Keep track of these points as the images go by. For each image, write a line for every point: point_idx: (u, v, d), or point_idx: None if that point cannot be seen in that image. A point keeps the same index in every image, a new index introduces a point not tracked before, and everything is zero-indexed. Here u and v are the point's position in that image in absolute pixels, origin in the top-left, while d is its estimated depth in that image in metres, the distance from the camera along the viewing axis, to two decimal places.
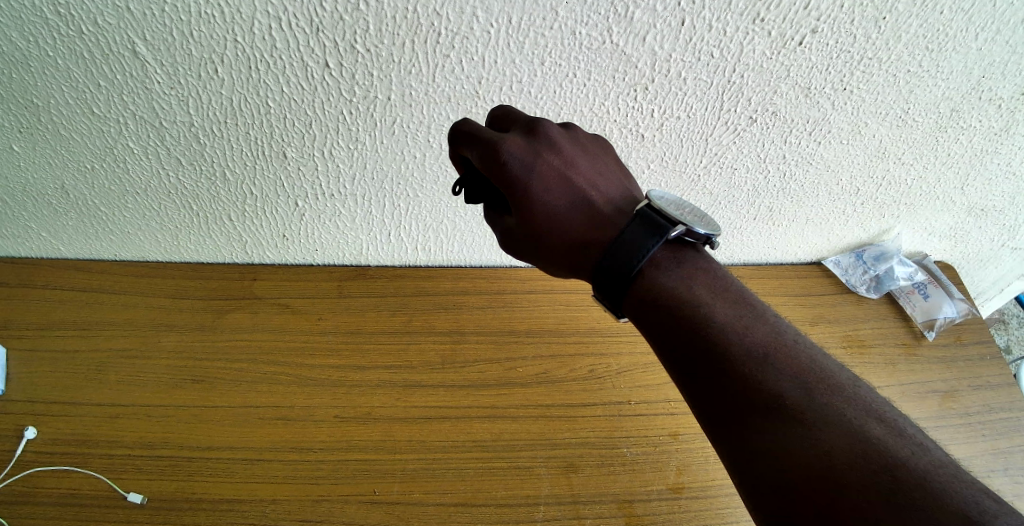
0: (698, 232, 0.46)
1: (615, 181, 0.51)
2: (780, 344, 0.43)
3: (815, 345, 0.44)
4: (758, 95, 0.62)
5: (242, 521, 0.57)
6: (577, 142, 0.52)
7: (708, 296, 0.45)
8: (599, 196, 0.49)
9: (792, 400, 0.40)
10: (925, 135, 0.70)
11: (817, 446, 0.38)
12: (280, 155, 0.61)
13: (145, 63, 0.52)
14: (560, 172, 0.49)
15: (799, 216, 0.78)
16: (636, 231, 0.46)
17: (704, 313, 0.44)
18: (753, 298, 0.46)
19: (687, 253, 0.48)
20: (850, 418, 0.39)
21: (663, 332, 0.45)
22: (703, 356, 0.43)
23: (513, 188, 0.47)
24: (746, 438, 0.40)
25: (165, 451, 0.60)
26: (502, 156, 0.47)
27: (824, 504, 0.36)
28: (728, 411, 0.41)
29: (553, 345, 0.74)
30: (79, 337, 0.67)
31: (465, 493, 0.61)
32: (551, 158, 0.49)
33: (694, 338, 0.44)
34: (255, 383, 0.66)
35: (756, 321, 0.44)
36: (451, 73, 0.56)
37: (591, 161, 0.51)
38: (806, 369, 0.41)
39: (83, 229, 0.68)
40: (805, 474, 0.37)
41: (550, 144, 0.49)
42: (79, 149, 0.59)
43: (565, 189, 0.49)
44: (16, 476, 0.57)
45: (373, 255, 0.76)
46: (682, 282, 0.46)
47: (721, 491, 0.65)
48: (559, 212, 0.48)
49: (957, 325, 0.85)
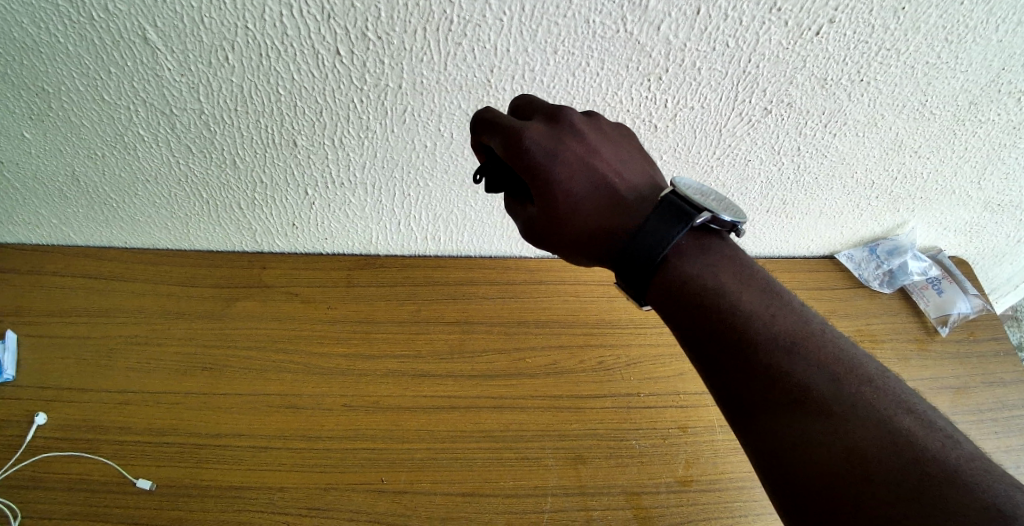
0: (725, 219, 0.45)
1: (639, 168, 0.50)
2: (807, 332, 0.42)
3: (843, 336, 0.43)
4: (774, 86, 0.61)
5: (252, 508, 0.57)
6: (599, 129, 0.51)
7: (734, 285, 0.45)
8: (622, 182, 0.48)
9: (820, 391, 0.39)
10: (943, 127, 0.69)
11: (845, 439, 0.37)
12: (290, 143, 0.60)
13: (156, 50, 0.52)
14: (582, 159, 0.48)
15: (812, 209, 0.77)
16: (661, 219, 0.45)
17: (730, 303, 0.44)
18: (780, 287, 0.46)
19: (711, 240, 0.47)
20: (878, 409, 0.38)
21: (689, 322, 0.45)
22: (729, 346, 0.43)
23: (535, 176, 0.47)
24: (773, 430, 0.40)
25: (175, 437, 0.61)
26: (523, 143, 0.46)
27: (852, 496, 0.36)
28: (755, 403, 0.41)
29: (562, 336, 0.74)
30: (91, 324, 0.68)
31: (474, 483, 0.61)
32: (573, 145, 0.48)
33: (720, 328, 0.43)
34: (265, 371, 0.66)
35: (784, 310, 0.44)
36: (463, 61, 0.55)
37: (614, 148, 0.50)
38: (834, 360, 0.41)
39: (94, 216, 0.68)
40: (832, 467, 0.37)
41: (572, 131, 0.49)
42: (90, 137, 0.59)
43: (588, 176, 0.48)
44: (28, 461, 0.58)
45: (382, 244, 0.76)
46: (706, 270, 0.45)
47: (729, 484, 0.65)
48: (582, 200, 0.47)
49: (971, 320, 0.84)
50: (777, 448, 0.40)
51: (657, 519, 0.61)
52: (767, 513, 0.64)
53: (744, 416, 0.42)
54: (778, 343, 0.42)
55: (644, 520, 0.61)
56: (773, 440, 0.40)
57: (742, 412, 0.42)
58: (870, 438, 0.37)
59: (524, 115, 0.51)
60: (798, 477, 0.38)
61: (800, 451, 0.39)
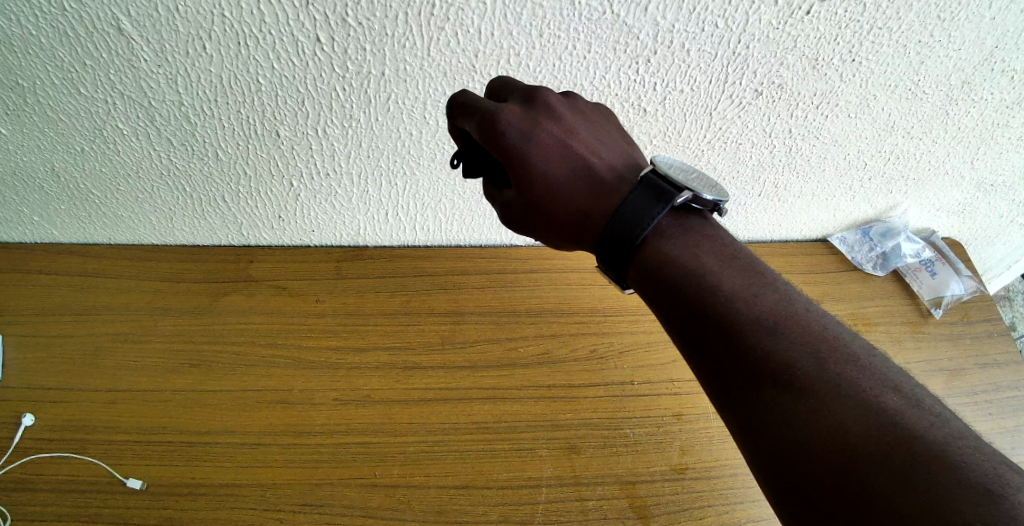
0: (706, 198, 0.44)
1: (617, 147, 0.50)
2: (790, 311, 0.42)
3: (825, 314, 0.43)
4: (764, 68, 0.60)
5: (243, 505, 0.56)
6: (577, 109, 0.50)
7: (714, 264, 0.44)
8: (601, 162, 0.48)
9: (803, 369, 0.39)
10: (936, 108, 0.68)
11: (829, 418, 0.37)
12: (272, 133, 0.59)
13: (131, 40, 0.50)
14: (559, 141, 0.47)
15: (805, 192, 0.76)
16: (642, 199, 0.44)
17: (712, 282, 0.43)
18: (762, 266, 0.45)
19: (693, 220, 0.47)
20: (865, 389, 0.37)
21: (670, 303, 0.44)
22: (711, 326, 0.42)
23: (511, 159, 0.47)
24: (757, 409, 0.39)
25: (164, 436, 0.60)
26: (498, 126, 0.46)
27: (839, 472, 0.35)
28: (739, 382, 0.41)
29: (554, 325, 0.73)
30: (75, 322, 0.66)
31: (467, 476, 0.60)
32: (549, 126, 0.47)
33: (702, 308, 0.43)
34: (253, 366, 0.66)
35: (766, 289, 0.43)
36: (446, 47, 0.54)
37: (592, 128, 0.50)
38: (818, 338, 0.40)
39: (75, 212, 0.67)
40: (817, 445, 0.36)
41: (548, 112, 0.48)
42: (67, 132, 0.57)
43: (566, 158, 0.47)
44: (15, 463, 0.57)
45: (370, 235, 0.75)
46: (687, 250, 0.45)
47: (723, 471, 0.65)
48: (560, 183, 0.47)
49: (964, 302, 0.84)
50: (772, 442, 0.38)
51: (652, 508, 0.61)
52: (762, 499, 0.64)
53: (735, 407, 0.41)
54: (758, 323, 0.41)
55: (639, 508, 0.61)
56: (767, 432, 0.38)
57: (733, 404, 0.41)
58: (859, 420, 0.36)
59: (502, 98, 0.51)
60: (793, 470, 0.37)
61: (796, 444, 0.37)
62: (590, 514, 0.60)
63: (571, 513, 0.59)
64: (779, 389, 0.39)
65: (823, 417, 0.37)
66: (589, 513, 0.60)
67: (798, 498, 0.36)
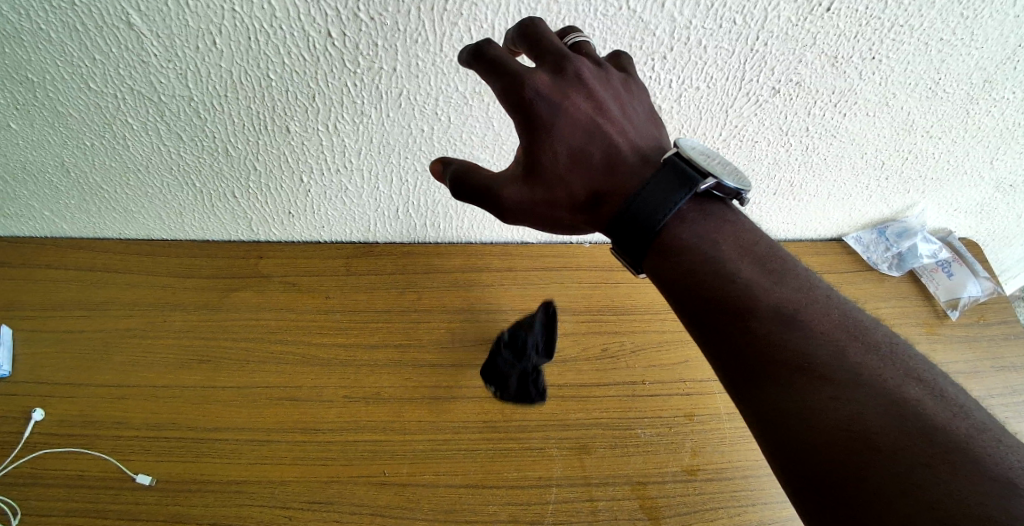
0: (728, 186, 0.43)
1: (644, 128, 0.47)
2: (809, 299, 0.41)
3: (846, 300, 0.42)
4: (783, 65, 0.59)
5: (252, 503, 0.56)
6: (610, 80, 0.47)
7: (733, 251, 0.43)
8: (625, 143, 0.46)
9: (819, 360, 0.38)
10: (956, 106, 0.67)
11: (845, 409, 0.36)
12: (283, 129, 0.59)
13: (141, 35, 0.50)
14: (585, 116, 0.45)
15: (820, 191, 0.75)
16: (663, 183, 0.43)
17: (729, 270, 0.42)
18: (782, 253, 0.44)
19: (714, 206, 0.45)
20: (886, 379, 0.37)
21: (686, 291, 0.43)
22: (726, 315, 0.42)
23: (534, 131, 0.44)
24: (770, 400, 0.39)
25: (173, 432, 0.60)
26: (524, 95, 0.43)
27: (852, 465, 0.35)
28: (751, 373, 0.40)
29: (565, 324, 0.73)
30: (85, 318, 0.66)
31: (476, 475, 0.60)
32: (578, 99, 0.45)
33: (718, 296, 0.42)
34: (263, 363, 0.65)
35: (786, 276, 0.42)
36: (459, 42, 0.53)
37: (622, 104, 0.47)
38: (836, 327, 0.40)
39: (85, 207, 0.66)
40: (830, 438, 0.36)
41: (579, 82, 0.45)
42: (76, 126, 0.57)
43: (588, 136, 0.45)
44: (25, 458, 0.57)
45: (380, 231, 0.74)
46: (707, 238, 0.43)
47: (735, 472, 0.65)
48: (577, 162, 0.45)
49: (980, 303, 0.83)
50: (789, 436, 0.38)
51: (663, 509, 0.61)
52: (774, 502, 0.64)
53: (751, 398, 0.40)
54: (777, 312, 0.40)
55: (650, 510, 0.60)
56: (780, 426, 0.38)
57: (750, 396, 0.40)
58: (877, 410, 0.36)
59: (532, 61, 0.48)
60: (806, 461, 0.37)
61: (812, 437, 0.37)
62: (600, 515, 0.59)
63: (581, 514, 0.59)
64: (797, 380, 0.38)
65: (839, 412, 0.36)
66: (599, 514, 0.59)
67: (813, 493, 0.36)
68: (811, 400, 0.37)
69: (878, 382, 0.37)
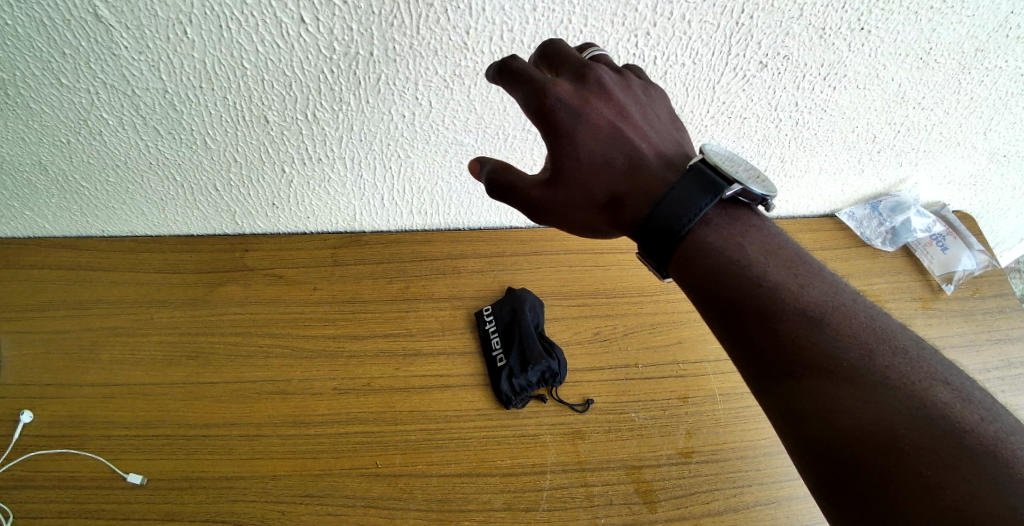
0: (754, 192, 0.42)
1: (667, 133, 0.47)
2: (837, 303, 0.40)
3: (873, 306, 0.41)
4: (769, 38, 0.58)
5: (243, 499, 0.56)
6: (631, 88, 0.47)
7: (760, 255, 0.42)
8: (648, 147, 0.45)
9: (849, 363, 0.38)
10: (948, 77, 0.65)
11: (876, 414, 0.37)
12: (261, 119, 0.57)
13: (110, 27, 0.48)
14: (608, 121, 0.45)
15: (812, 167, 0.74)
16: (689, 188, 0.42)
17: (758, 274, 0.41)
18: (807, 256, 0.44)
19: (740, 212, 0.44)
20: (915, 382, 0.37)
21: (711, 294, 0.42)
22: (754, 317, 0.41)
23: (557, 138, 0.44)
24: (797, 401, 0.39)
25: (163, 429, 0.59)
26: (545, 103, 0.44)
27: (882, 469, 0.35)
28: (779, 373, 0.40)
29: (556, 308, 0.72)
30: (71, 317, 0.65)
31: (469, 464, 0.60)
32: (600, 105, 0.45)
33: (746, 300, 0.41)
34: (252, 358, 0.65)
35: (812, 279, 0.42)
36: (436, 24, 0.52)
37: (643, 110, 0.47)
38: (865, 329, 0.39)
39: (66, 205, 0.65)
40: (860, 442, 0.37)
41: (601, 90, 0.45)
42: (51, 123, 0.55)
43: (612, 140, 0.45)
44: (15, 460, 0.56)
45: (368, 220, 0.73)
46: (733, 242, 0.42)
47: (730, 454, 0.64)
48: (602, 166, 0.44)
49: (975, 277, 0.82)
50: (811, 434, 0.38)
51: (658, 493, 0.60)
52: (770, 482, 0.63)
53: (776, 397, 0.40)
54: (806, 316, 0.40)
55: (645, 494, 0.60)
56: (808, 425, 0.38)
57: (772, 394, 0.40)
58: (906, 417, 0.36)
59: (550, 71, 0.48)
60: (834, 464, 0.37)
61: (834, 438, 0.37)
62: (595, 500, 0.59)
63: (576, 500, 0.59)
64: (820, 381, 0.39)
65: (863, 414, 0.37)
66: (594, 499, 0.59)
67: (836, 492, 0.37)
68: (836, 402, 0.38)
69: (905, 383, 0.37)
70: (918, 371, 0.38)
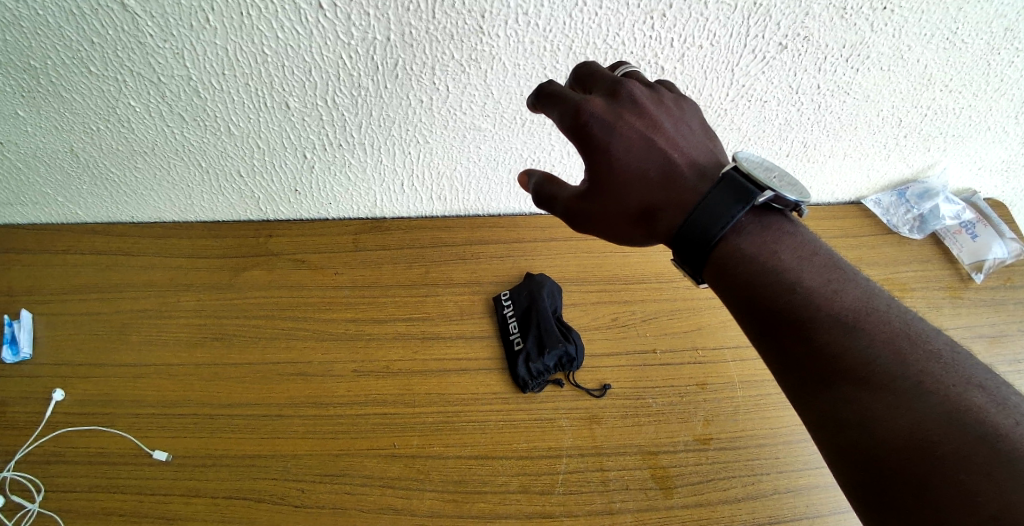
0: (787, 198, 0.42)
1: (700, 144, 0.47)
2: (870, 309, 0.40)
3: (907, 310, 0.40)
4: (789, 18, 0.57)
5: (264, 477, 0.57)
6: (662, 101, 0.48)
7: (793, 262, 0.42)
8: (681, 158, 0.45)
9: (885, 368, 0.37)
10: (976, 58, 0.64)
11: (911, 420, 0.36)
12: (282, 105, 0.58)
13: (135, 16, 0.50)
14: (641, 134, 0.45)
15: (836, 151, 0.73)
16: (721, 197, 0.42)
17: (789, 281, 0.41)
18: (841, 262, 0.43)
19: (772, 218, 0.44)
20: (943, 384, 0.36)
21: (745, 304, 0.42)
22: (788, 326, 0.40)
23: (592, 152, 0.45)
24: (835, 407, 0.38)
25: (187, 408, 0.61)
26: (579, 119, 0.45)
27: (921, 473, 0.34)
28: (815, 380, 0.39)
29: (574, 293, 0.72)
30: (100, 301, 0.67)
31: (486, 446, 0.60)
32: (633, 120, 0.45)
33: (778, 309, 0.41)
34: (274, 340, 0.66)
35: (846, 285, 0.41)
36: (451, 8, 0.52)
37: (677, 123, 0.47)
38: (899, 334, 0.39)
39: (97, 192, 0.67)
40: (897, 447, 0.35)
41: (633, 105, 0.46)
42: (83, 111, 0.57)
43: (645, 153, 0.45)
44: (48, 436, 0.59)
45: (388, 207, 0.74)
46: (765, 250, 0.42)
47: (750, 441, 0.64)
48: (637, 178, 0.45)
49: (1006, 266, 0.80)
50: (848, 442, 0.37)
51: (675, 479, 0.60)
52: (790, 470, 0.62)
53: (812, 405, 0.39)
54: (836, 322, 0.39)
55: (661, 480, 0.60)
56: (844, 431, 0.38)
57: (807, 401, 0.39)
58: (944, 421, 0.35)
59: (585, 87, 0.49)
60: (875, 471, 0.36)
61: (875, 444, 0.36)
62: (610, 485, 0.59)
63: (591, 484, 0.59)
64: (860, 388, 0.38)
65: (901, 419, 0.36)
66: (609, 484, 0.59)
67: (871, 495, 0.36)
68: (874, 408, 0.37)
69: (934, 386, 0.36)
70: (945, 371, 0.37)
